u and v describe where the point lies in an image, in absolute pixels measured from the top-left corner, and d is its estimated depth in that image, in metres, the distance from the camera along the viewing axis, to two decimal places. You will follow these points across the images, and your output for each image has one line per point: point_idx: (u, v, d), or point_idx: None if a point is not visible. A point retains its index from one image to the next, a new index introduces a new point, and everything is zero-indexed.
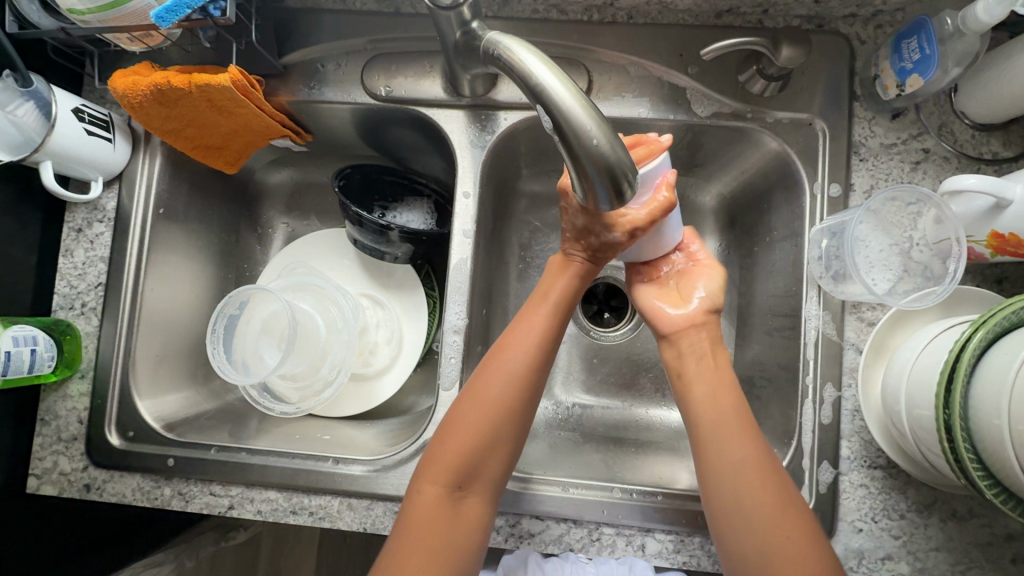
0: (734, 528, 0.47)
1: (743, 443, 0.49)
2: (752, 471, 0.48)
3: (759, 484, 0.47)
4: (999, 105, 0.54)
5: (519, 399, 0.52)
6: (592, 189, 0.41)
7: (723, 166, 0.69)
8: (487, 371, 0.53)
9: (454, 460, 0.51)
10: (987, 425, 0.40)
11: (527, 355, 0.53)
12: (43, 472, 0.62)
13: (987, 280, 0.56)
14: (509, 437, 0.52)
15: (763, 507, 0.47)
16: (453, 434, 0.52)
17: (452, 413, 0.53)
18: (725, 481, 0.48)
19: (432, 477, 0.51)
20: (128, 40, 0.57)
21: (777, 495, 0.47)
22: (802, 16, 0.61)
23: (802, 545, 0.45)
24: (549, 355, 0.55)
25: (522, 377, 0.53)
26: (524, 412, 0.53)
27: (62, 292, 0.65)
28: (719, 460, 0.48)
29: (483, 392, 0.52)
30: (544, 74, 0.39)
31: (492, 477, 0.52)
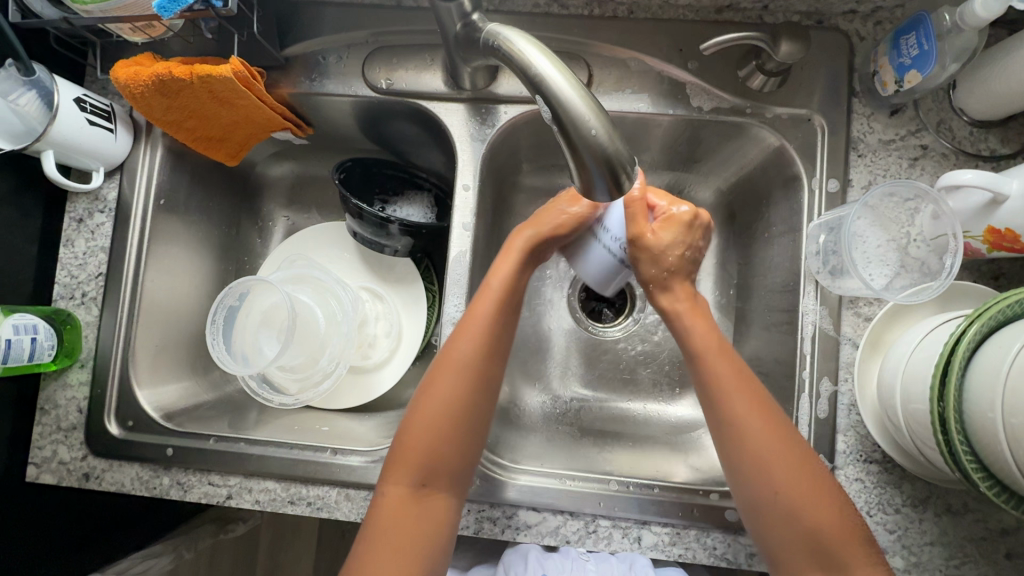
0: (782, 528, 0.48)
1: (788, 446, 0.49)
2: (799, 472, 0.48)
3: (808, 484, 0.48)
4: (997, 102, 0.54)
5: (473, 390, 0.53)
6: (590, 182, 0.41)
7: (722, 162, 0.70)
8: (440, 366, 0.54)
9: (416, 457, 0.52)
10: (981, 418, 0.40)
11: (477, 349, 0.54)
12: (43, 461, 0.62)
13: (984, 276, 0.57)
14: (469, 429, 0.53)
15: (815, 505, 0.47)
16: (412, 431, 0.52)
17: (410, 410, 0.54)
18: (767, 479, 0.49)
19: (396, 477, 0.52)
20: (131, 30, 0.57)
21: (826, 492, 0.48)
22: (802, 12, 0.61)
23: (853, 535, 0.47)
24: (500, 344, 0.56)
25: (472, 367, 0.54)
26: (480, 402, 0.54)
27: (62, 281, 0.65)
28: (762, 458, 0.49)
29: (435, 389, 0.53)
30: (543, 64, 0.39)
31: (455, 470, 0.52)
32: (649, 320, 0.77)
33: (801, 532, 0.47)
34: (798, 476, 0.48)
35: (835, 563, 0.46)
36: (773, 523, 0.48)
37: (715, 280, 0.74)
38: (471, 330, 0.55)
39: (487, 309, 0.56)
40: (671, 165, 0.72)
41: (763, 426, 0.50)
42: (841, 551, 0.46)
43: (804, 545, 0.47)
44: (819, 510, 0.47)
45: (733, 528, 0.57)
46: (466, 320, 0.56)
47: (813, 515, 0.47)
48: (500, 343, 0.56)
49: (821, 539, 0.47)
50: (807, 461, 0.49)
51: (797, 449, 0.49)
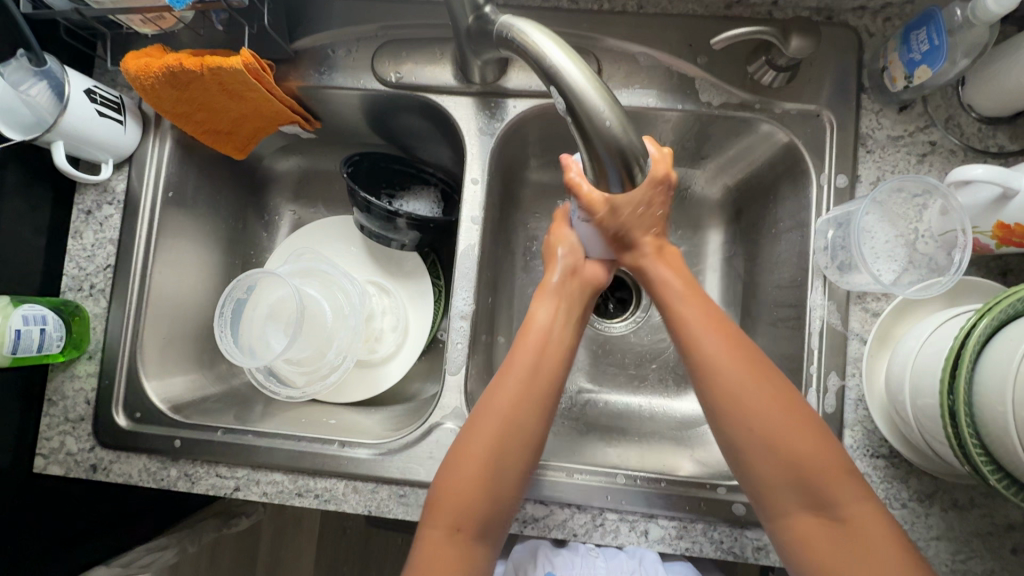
0: (763, 466, 0.48)
1: (763, 379, 0.50)
2: (775, 404, 0.49)
3: (784, 417, 0.48)
4: (1007, 98, 0.54)
5: (516, 441, 0.52)
6: (604, 172, 0.42)
7: (729, 158, 0.70)
8: (481, 412, 0.53)
9: (455, 503, 0.50)
10: (991, 410, 0.40)
11: (519, 395, 0.53)
12: (50, 452, 0.62)
13: (992, 272, 0.57)
14: (509, 478, 0.52)
15: (794, 437, 0.48)
16: (455, 472, 0.51)
17: (451, 453, 0.53)
18: (742, 413, 0.49)
19: (434, 519, 0.51)
20: (142, 22, 0.57)
21: (803, 425, 0.48)
22: (812, 8, 0.61)
23: (835, 466, 0.47)
24: (546, 394, 0.55)
25: (519, 414, 0.53)
26: (523, 452, 0.52)
27: (71, 273, 0.65)
28: (735, 392, 0.49)
29: (477, 435, 0.52)
30: (557, 55, 0.40)
31: (492, 519, 0.51)
32: (654, 317, 0.78)
33: (780, 464, 0.47)
34: (773, 406, 0.49)
35: (819, 499, 0.46)
36: (754, 462, 0.48)
37: (721, 276, 0.74)
38: (513, 374, 0.55)
39: (529, 355, 0.56)
40: (678, 161, 0.72)
41: (737, 362, 0.51)
42: (825, 481, 0.46)
43: (785, 477, 0.47)
44: (799, 442, 0.47)
45: (739, 522, 0.57)
46: (509, 365, 0.55)
47: (793, 449, 0.47)
48: (546, 391, 0.55)
49: (802, 472, 0.47)
50: (783, 394, 0.49)
51: (773, 382, 0.50)
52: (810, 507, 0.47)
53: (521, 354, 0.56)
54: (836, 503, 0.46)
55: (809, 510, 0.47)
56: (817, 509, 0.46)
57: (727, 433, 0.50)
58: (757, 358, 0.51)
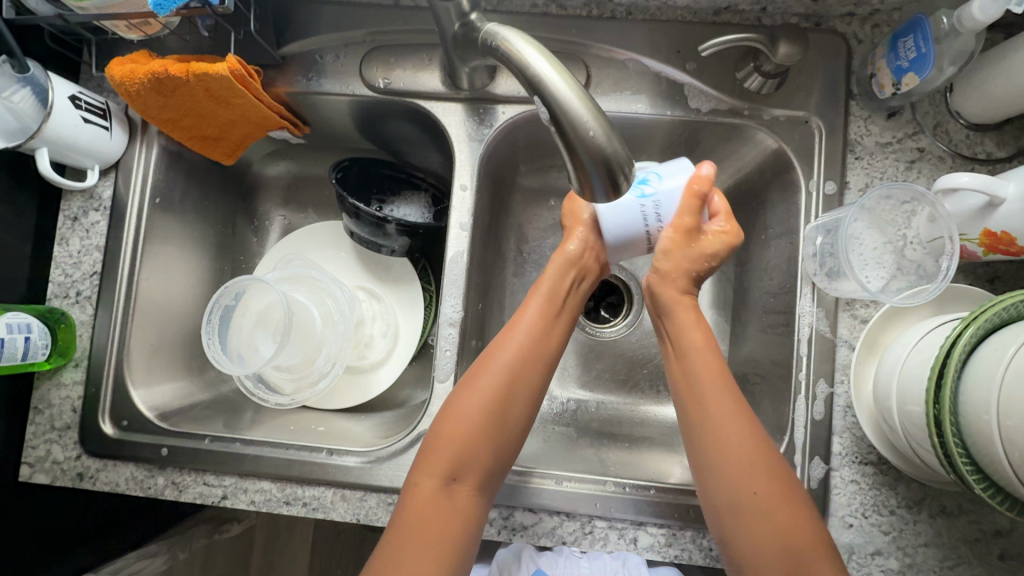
0: (750, 528, 0.47)
1: (763, 455, 0.49)
2: (771, 478, 0.48)
3: (777, 492, 0.48)
4: (994, 105, 0.54)
5: (521, 396, 0.53)
6: (588, 182, 0.41)
7: (720, 164, 0.70)
8: (483, 364, 0.54)
9: (452, 452, 0.51)
10: (976, 421, 0.40)
11: (523, 352, 0.54)
12: (36, 460, 0.62)
13: (979, 278, 0.57)
14: (506, 431, 0.52)
15: (784, 514, 0.47)
16: (451, 420, 0.52)
17: (448, 405, 0.53)
18: (738, 476, 0.48)
19: (429, 468, 0.51)
20: (127, 28, 0.57)
21: (795, 504, 0.47)
22: (800, 14, 0.61)
23: (819, 546, 0.46)
24: (551, 350, 0.56)
25: (519, 364, 0.54)
26: (526, 407, 0.54)
27: (57, 280, 0.64)
28: (731, 451, 0.49)
29: (477, 387, 0.53)
30: (540, 64, 0.39)
31: (489, 470, 0.52)
32: (646, 322, 0.77)
33: (766, 533, 0.47)
34: (767, 476, 0.48)
35: (802, 572, 0.45)
36: (741, 527, 0.47)
37: (712, 281, 0.74)
38: (513, 336, 0.55)
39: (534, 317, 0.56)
40: None
41: (739, 430, 0.50)
42: (808, 558, 0.46)
43: (771, 545, 0.46)
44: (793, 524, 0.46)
45: None
46: (512, 325, 0.56)
47: (782, 523, 0.46)
48: (553, 349, 0.56)
49: (790, 545, 0.46)
50: (780, 472, 0.49)
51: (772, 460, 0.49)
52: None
53: (525, 312, 0.57)
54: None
55: None
56: None
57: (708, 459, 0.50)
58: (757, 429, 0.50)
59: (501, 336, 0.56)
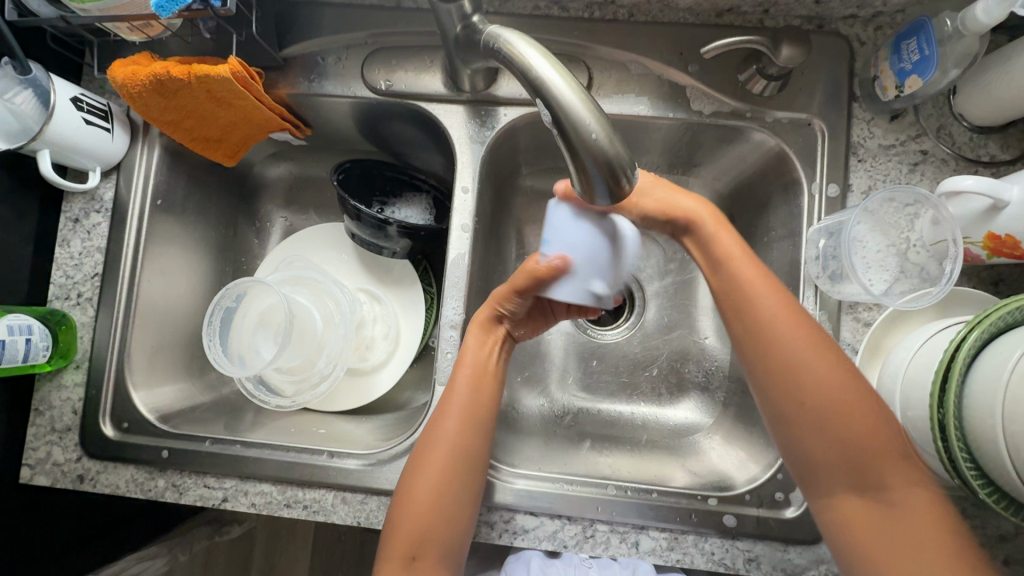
0: (819, 435, 0.49)
1: (837, 362, 0.51)
2: (845, 390, 0.49)
3: (850, 394, 0.49)
4: (998, 107, 0.54)
5: (461, 468, 0.54)
6: (590, 185, 0.41)
7: (723, 165, 0.70)
8: (426, 447, 0.55)
9: (408, 534, 0.51)
10: (981, 426, 0.40)
11: (458, 430, 0.55)
12: (36, 462, 0.62)
13: (984, 282, 0.56)
14: (461, 499, 0.53)
15: (861, 424, 0.48)
16: (406, 506, 0.53)
17: (398, 496, 0.54)
18: (805, 390, 0.50)
19: (388, 551, 0.52)
20: (128, 30, 0.57)
21: (867, 410, 0.49)
22: (803, 17, 0.61)
23: (894, 451, 0.48)
24: (482, 422, 0.56)
25: (466, 427, 0.55)
26: (473, 475, 0.54)
27: (58, 282, 0.64)
28: (798, 357, 0.51)
29: (426, 465, 0.54)
30: (543, 67, 0.39)
31: (449, 542, 0.52)
32: (646, 325, 0.77)
33: (834, 445, 0.49)
34: (837, 377, 0.50)
35: (867, 481, 0.48)
36: (804, 432, 0.50)
37: None
38: (448, 418, 0.56)
39: (461, 392, 0.57)
40: (670, 168, 0.72)
41: (810, 352, 0.51)
42: (878, 467, 0.47)
43: (839, 454, 0.49)
44: (867, 441, 0.48)
45: (730, 533, 0.57)
46: (444, 401, 0.57)
47: (851, 430, 0.48)
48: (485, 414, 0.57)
49: (861, 455, 0.48)
50: (855, 377, 0.50)
51: (850, 375, 0.50)
52: (858, 490, 0.48)
53: (456, 388, 0.57)
54: (885, 490, 0.47)
55: (854, 489, 0.48)
56: (864, 493, 0.48)
57: (785, 409, 0.51)
58: (827, 345, 0.52)
59: (439, 415, 0.56)
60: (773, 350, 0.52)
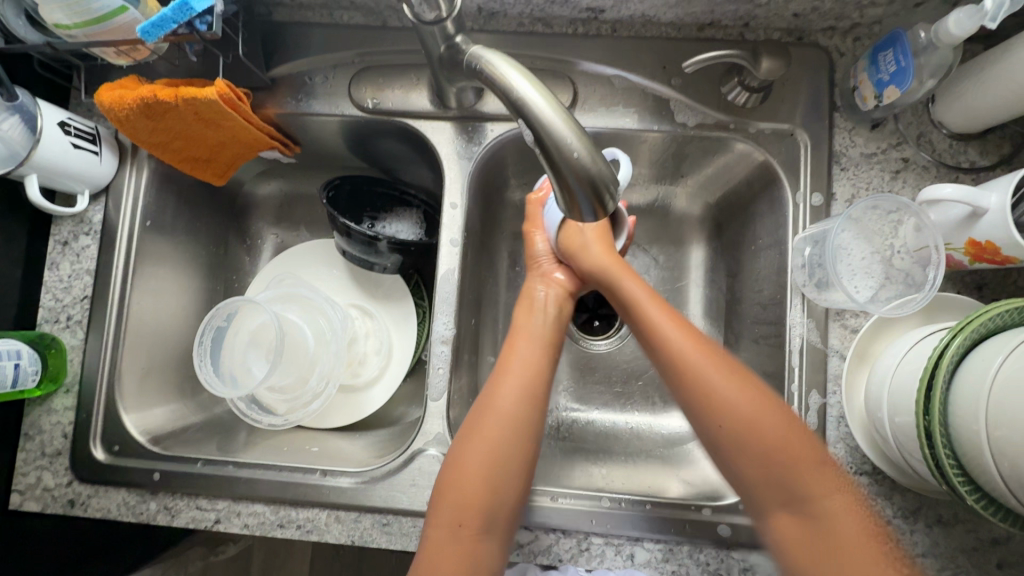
0: (742, 457, 0.48)
1: (742, 381, 0.50)
2: (765, 410, 0.48)
3: (767, 413, 0.48)
4: (975, 115, 0.55)
5: (514, 438, 0.53)
6: (575, 202, 0.41)
7: (708, 175, 0.70)
8: (478, 416, 0.55)
9: (456, 501, 0.50)
10: (967, 433, 0.40)
11: (513, 399, 0.55)
12: (27, 488, 0.61)
13: (968, 286, 0.57)
14: (514, 467, 0.52)
15: (784, 438, 0.47)
16: (457, 471, 0.52)
17: (451, 459, 0.53)
18: (737, 423, 0.48)
19: (438, 518, 0.50)
20: (115, 54, 0.57)
21: (790, 429, 0.48)
22: (783, 29, 0.62)
23: (819, 466, 0.46)
24: (536, 394, 0.56)
25: (526, 392, 0.56)
26: (524, 444, 0.53)
27: (47, 305, 0.64)
28: (709, 384, 0.50)
29: (482, 428, 0.53)
30: (523, 87, 0.40)
31: (499, 511, 0.51)
32: None
33: (766, 466, 0.47)
34: (749, 398, 0.49)
35: (796, 498, 0.46)
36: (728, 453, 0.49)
37: (704, 292, 0.74)
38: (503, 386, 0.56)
39: (521, 353, 0.59)
40: (657, 179, 0.73)
41: (737, 384, 0.50)
42: (805, 481, 0.46)
43: (768, 474, 0.47)
44: (799, 463, 0.46)
45: (725, 543, 0.57)
46: (501, 368, 0.58)
47: (778, 454, 0.46)
48: (540, 382, 0.57)
49: (788, 472, 0.46)
50: (763, 393, 0.50)
51: (766, 395, 0.49)
52: (790, 507, 0.46)
53: (513, 353, 0.59)
54: (815, 504, 0.45)
55: (790, 510, 0.46)
56: (796, 511, 0.45)
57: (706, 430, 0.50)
58: (750, 378, 0.51)
59: (494, 384, 0.57)
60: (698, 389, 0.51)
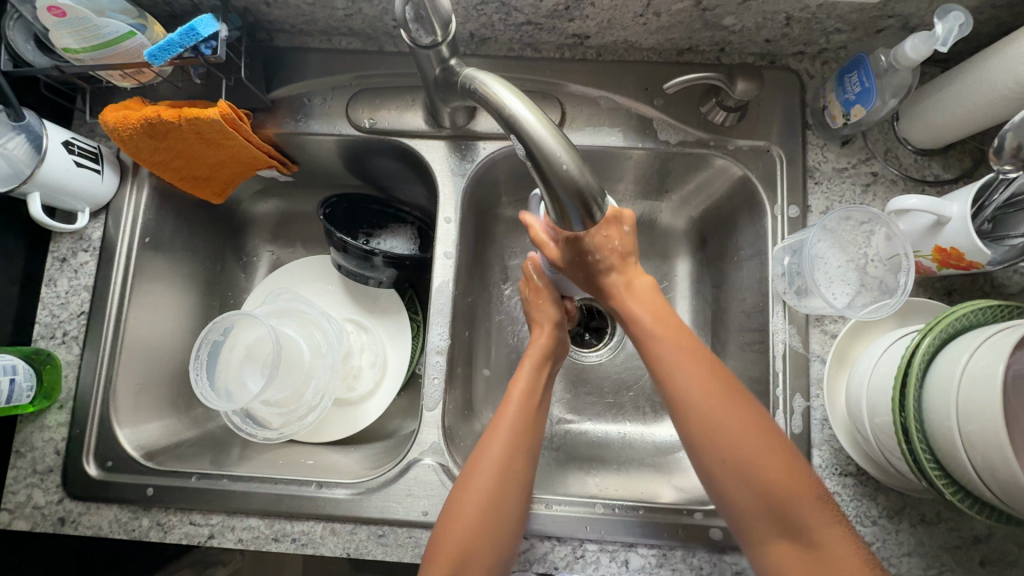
0: (736, 478, 0.49)
1: (723, 395, 0.51)
2: (747, 426, 0.50)
3: (750, 427, 0.50)
4: (936, 132, 0.59)
5: (507, 488, 0.53)
6: (564, 212, 0.43)
7: (692, 191, 0.74)
8: (474, 467, 0.54)
9: (453, 550, 0.50)
10: (940, 427, 0.43)
11: (505, 452, 0.55)
12: (16, 506, 0.61)
13: (938, 292, 0.60)
14: (507, 516, 0.53)
15: (771, 459, 0.48)
16: (451, 524, 0.51)
17: (447, 511, 0.53)
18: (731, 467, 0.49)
19: (433, 569, 0.49)
20: (121, 77, 0.59)
21: (788, 461, 0.49)
22: (756, 54, 0.66)
23: (814, 497, 0.47)
24: (526, 446, 0.56)
25: (519, 448, 0.55)
26: (516, 496, 0.54)
27: (43, 321, 0.65)
28: (696, 409, 0.51)
29: (476, 480, 0.53)
30: (516, 105, 0.42)
31: (492, 563, 0.51)
32: (628, 346, 0.79)
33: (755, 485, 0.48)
34: (733, 411, 0.50)
35: (795, 525, 0.46)
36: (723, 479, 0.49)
37: (691, 303, 0.76)
38: (496, 439, 0.56)
39: (513, 410, 0.58)
40: (643, 195, 0.76)
41: (751, 429, 0.50)
42: (797, 506, 0.47)
43: (760, 497, 0.48)
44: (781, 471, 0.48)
45: (718, 547, 0.58)
46: (495, 421, 0.58)
47: (778, 484, 0.47)
48: (530, 439, 0.57)
49: (778, 500, 0.47)
50: (749, 409, 0.51)
51: (750, 411, 0.51)
52: (785, 535, 0.47)
53: (505, 410, 0.58)
54: (812, 534, 0.46)
55: (786, 537, 0.47)
56: (793, 538, 0.46)
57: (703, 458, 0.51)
58: (754, 410, 0.51)
59: (487, 436, 0.57)
60: (707, 428, 0.50)
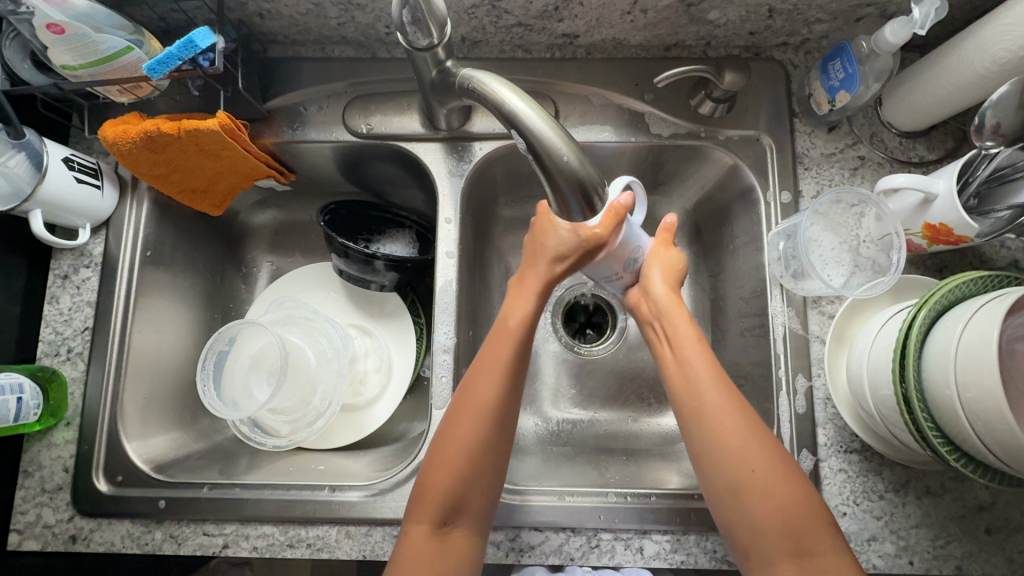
0: (751, 500, 0.48)
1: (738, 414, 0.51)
2: (756, 448, 0.50)
3: (763, 449, 0.50)
4: (919, 114, 0.61)
5: (495, 433, 0.52)
6: (566, 204, 0.44)
7: (685, 183, 0.75)
8: (464, 402, 0.53)
9: (440, 494, 0.50)
10: (940, 396, 0.44)
11: (493, 394, 0.53)
12: (25, 526, 0.60)
13: (929, 269, 0.62)
14: (496, 456, 0.53)
15: (780, 481, 0.48)
16: (438, 470, 0.51)
17: (433, 453, 0.53)
18: (747, 476, 0.49)
19: (419, 514, 0.51)
20: (118, 92, 0.60)
21: (805, 491, 0.48)
22: (741, 46, 0.68)
23: (819, 520, 0.47)
24: (517, 384, 0.55)
25: (509, 390, 0.54)
26: (505, 441, 0.53)
27: (47, 339, 0.65)
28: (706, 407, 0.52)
29: (464, 423, 0.52)
30: (516, 102, 0.44)
31: (479, 509, 0.52)
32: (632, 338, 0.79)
33: (766, 503, 0.48)
34: (742, 429, 0.50)
35: (804, 551, 0.46)
36: (733, 501, 0.49)
37: (691, 293, 0.78)
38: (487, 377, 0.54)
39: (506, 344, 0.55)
40: None
41: (762, 453, 0.49)
42: (808, 529, 0.47)
43: (773, 519, 0.47)
44: (789, 497, 0.48)
45: None
46: (486, 354, 0.55)
47: (787, 509, 0.47)
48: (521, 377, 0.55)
49: (792, 522, 0.47)
50: (761, 433, 0.51)
51: (760, 434, 0.51)
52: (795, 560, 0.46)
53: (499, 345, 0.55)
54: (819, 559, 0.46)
55: (791, 559, 0.46)
56: (799, 561, 0.46)
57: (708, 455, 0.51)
58: (762, 431, 0.51)
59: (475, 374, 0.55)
60: (717, 437, 0.51)
